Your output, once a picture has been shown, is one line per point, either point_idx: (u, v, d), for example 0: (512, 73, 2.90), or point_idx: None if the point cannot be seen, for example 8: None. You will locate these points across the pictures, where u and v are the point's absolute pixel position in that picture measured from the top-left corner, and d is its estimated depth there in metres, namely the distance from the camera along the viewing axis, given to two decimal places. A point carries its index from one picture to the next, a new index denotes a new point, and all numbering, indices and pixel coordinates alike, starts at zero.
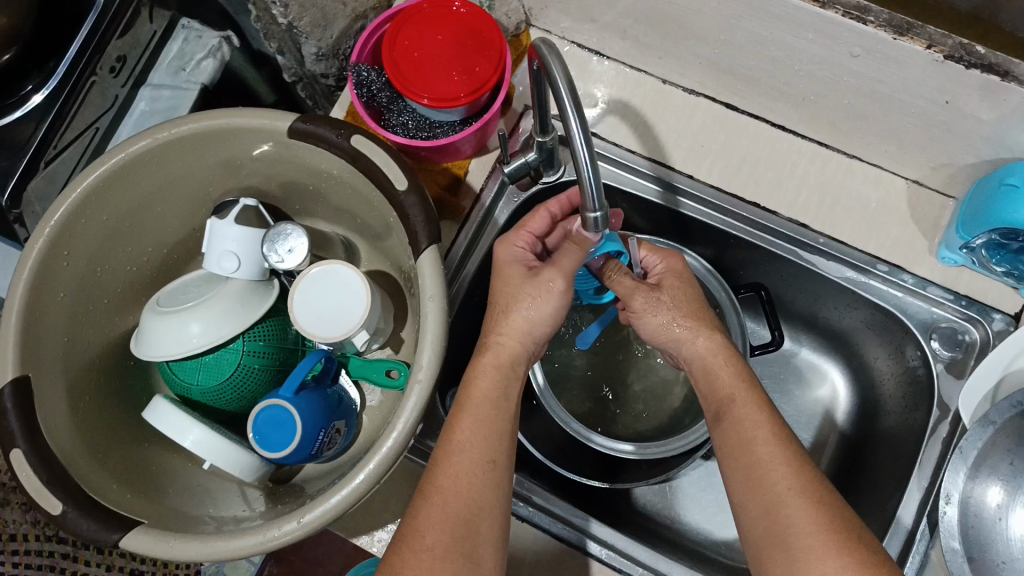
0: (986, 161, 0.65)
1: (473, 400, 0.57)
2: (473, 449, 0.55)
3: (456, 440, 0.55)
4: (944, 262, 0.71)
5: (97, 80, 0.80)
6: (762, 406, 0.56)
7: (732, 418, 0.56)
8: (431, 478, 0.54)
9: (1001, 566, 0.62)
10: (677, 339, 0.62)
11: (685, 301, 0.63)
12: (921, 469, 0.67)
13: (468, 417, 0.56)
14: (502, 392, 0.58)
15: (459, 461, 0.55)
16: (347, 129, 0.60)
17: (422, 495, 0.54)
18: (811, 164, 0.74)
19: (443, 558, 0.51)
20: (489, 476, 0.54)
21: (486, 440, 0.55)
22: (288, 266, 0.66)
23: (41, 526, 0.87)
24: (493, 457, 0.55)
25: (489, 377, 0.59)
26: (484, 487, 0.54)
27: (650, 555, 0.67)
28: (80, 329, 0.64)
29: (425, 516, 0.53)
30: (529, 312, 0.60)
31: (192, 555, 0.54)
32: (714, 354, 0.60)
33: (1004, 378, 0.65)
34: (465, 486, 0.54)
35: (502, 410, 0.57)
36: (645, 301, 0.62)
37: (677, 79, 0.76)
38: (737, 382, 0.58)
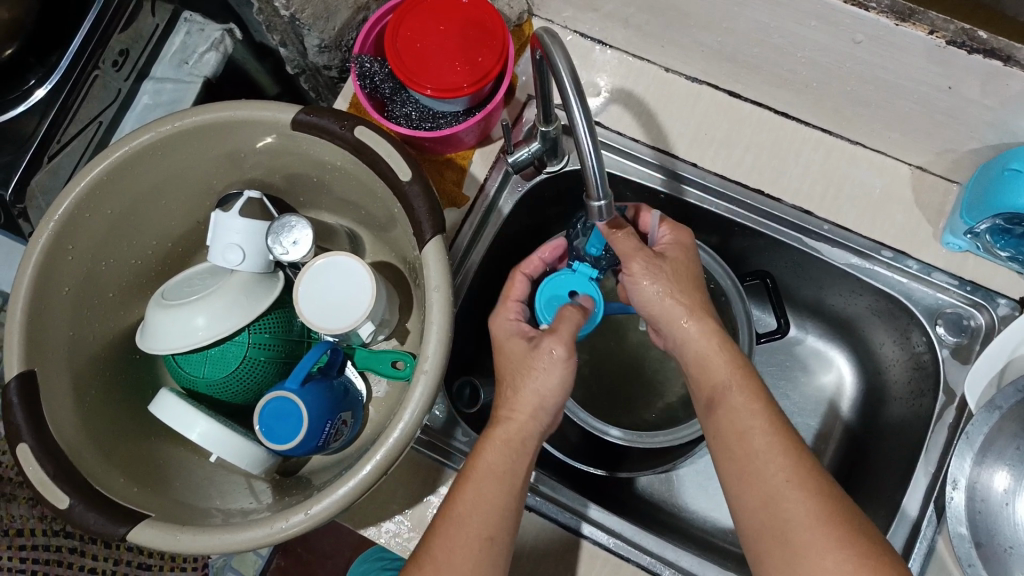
0: (989, 147, 0.64)
1: (478, 474, 0.56)
2: (472, 523, 0.53)
3: (455, 511, 0.54)
4: (948, 248, 0.71)
5: (99, 74, 0.81)
6: (761, 396, 0.55)
7: (728, 406, 0.55)
8: (428, 547, 0.53)
9: (1008, 551, 0.62)
10: (670, 316, 0.61)
11: (683, 273, 0.62)
12: (928, 455, 0.67)
13: (468, 493, 0.55)
14: (511, 469, 0.57)
15: (455, 534, 0.53)
16: (350, 120, 0.60)
17: (416, 562, 0.53)
18: (815, 151, 0.74)
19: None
20: (484, 552, 0.53)
21: (485, 519, 0.54)
22: (293, 258, 0.66)
23: (47, 520, 0.90)
24: (491, 533, 0.54)
25: (495, 452, 0.57)
26: (479, 565, 0.52)
27: (657, 543, 0.67)
28: (85, 324, 0.64)
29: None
30: (536, 387, 0.59)
31: (199, 547, 0.54)
32: (706, 337, 0.59)
33: (1009, 364, 0.65)
34: (458, 565, 0.52)
35: (507, 485, 0.56)
36: (645, 265, 0.61)
37: (680, 68, 0.76)
38: (734, 369, 0.57)
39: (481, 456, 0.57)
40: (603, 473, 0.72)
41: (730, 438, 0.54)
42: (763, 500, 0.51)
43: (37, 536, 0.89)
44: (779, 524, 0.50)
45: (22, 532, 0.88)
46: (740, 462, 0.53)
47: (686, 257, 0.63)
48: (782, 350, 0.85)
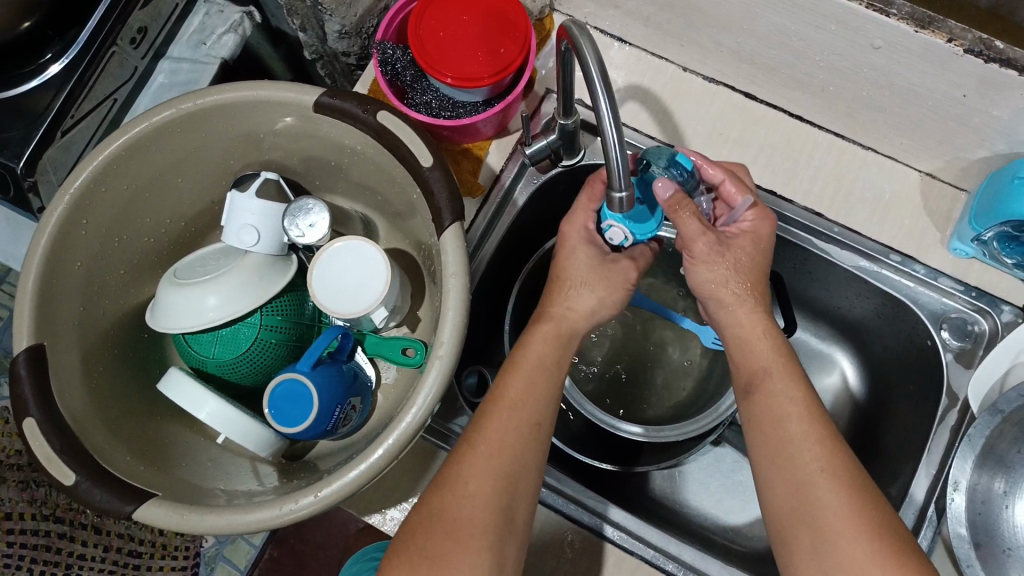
0: (999, 155, 0.66)
1: (525, 364, 0.58)
2: (522, 409, 0.55)
3: (507, 396, 0.56)
4: (955, 254, 0.72)
5: (116, 50, 0.79)
6: (798, 382, 0.55)
7: (766, 391, 0.56)
8: (480, 428, 0.55)
9: (1007, 553, 0.62)
10: (721, 300, 0.60)
11: (750, 266, 0.60)
12: (930, 456, 0.68)
13: (518, 382, 0.57)
14: (555, 363, 0.58)
15: (509, 415, 0.55)
16: (374, 104, 0.60)
17: (469, 441, 0.54)
18: (827, 154, 0.75)
19: (481, 504, 0.52)
20: (533, 438, 0.55)
21: (536, 406, 0.56)
22: (309, 241, 0.65)
23: (38, 505, 0.86)
24: (539, 420, 0.55)
25: (545, 343, 0.59)
26: (529, 447, 0.54)
27: (662, 538, 0.68)
28: (95, 300, 0.64)
29: (471, 462, 0.53)
30: (596, 295, 0.62)
31: (207, 527, 0.54)
32: (752, 324, 0.59)
33: (1012, 370, 0.66)
34: (510, 445, 0.54)
35: (552, 378, 0.58)
36: (708, 249, 0.59)
37: (698, 68, 0.76)
38: (775, 356, 0.57)
39: (530, 346, 0.59)
40: (615, 469, 0.71)
41: (767, 436, 0.54)
42: (783, 488, 0.52)
43: (26, 520, 0.84)
44: (799, 505, 0.51)
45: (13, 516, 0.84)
46: (775, 460, 0.53)
47: (758, 251, 0.61)
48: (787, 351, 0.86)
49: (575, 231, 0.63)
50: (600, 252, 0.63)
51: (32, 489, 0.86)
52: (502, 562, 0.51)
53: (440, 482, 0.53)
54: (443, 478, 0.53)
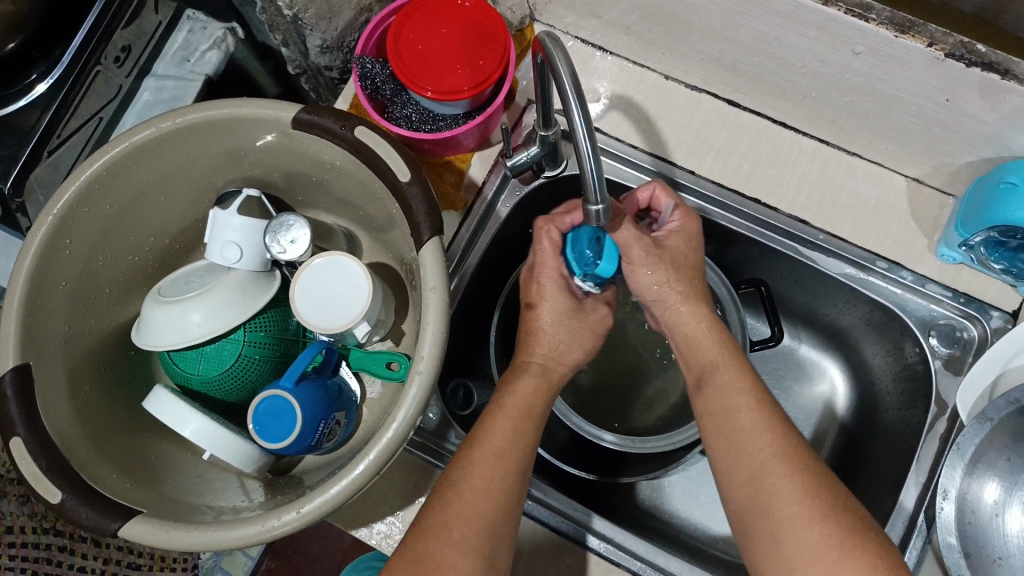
0: (985, 160, 0.65)
1: (508, 411, 0.58)
2: (506, 456, 0.55)
3: (492, 444, 0.56)
4: (943, 260, 0.71)
5: (102, 69, 0.81)
6: (745, 372, 0.58)
7: (715, 383, 0.58)
8: (466, 475, 0.54)
9: (997, 562, 0.62)
10: (664, 300, 0.63)
11: (685, 262, 0.63)
12: (919, 465, 0.67)
13: (503, 429, 0.57)
14: (538, 411, 0.59)
15: (495, 463, 0.55)
16: (352, 120, 0.60)
17: (454, 488, 0.54)
18: (812, 161, 0.75)
19: (464, 550, 0.51)
20: (517, 486, 0.55)
21: (520, 455, 0.56)
22: (290, 257, 0.65)
23: (38, 519, 0.86)
24: (522, 469, 0.56)
25: (530, 391, 0.60)
26: (510, 495, 0.54)
27: (648, 549, 0.67)
28: (81, 318, 0.64)
29: (456, 509, 0.53)
30: (581, 347, 0.64)
31: (192, 545, 0.54)
32: (697, 321, 0.62)
33: (1003, 375, 0.66)
34: (493, 491, 0.54)
35: (535, 426, 0.58)
36: (644, 254, 0.62)
37: (680, 76, 0.76)
38: (720, 350, 0.60)
39: (514, 395, 0.59)
40: (595, 478, 0.71)
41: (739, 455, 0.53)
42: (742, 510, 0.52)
43: (26, 534, 0.84)
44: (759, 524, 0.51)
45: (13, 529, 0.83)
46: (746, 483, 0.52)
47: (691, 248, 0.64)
48: (774, 359, 0.86)
49: (551, 276, 0.64)
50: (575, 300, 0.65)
51: (30, 501, 0.85)
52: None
53: (424, 528, 0.52)
54: (426, 523, 0.53)
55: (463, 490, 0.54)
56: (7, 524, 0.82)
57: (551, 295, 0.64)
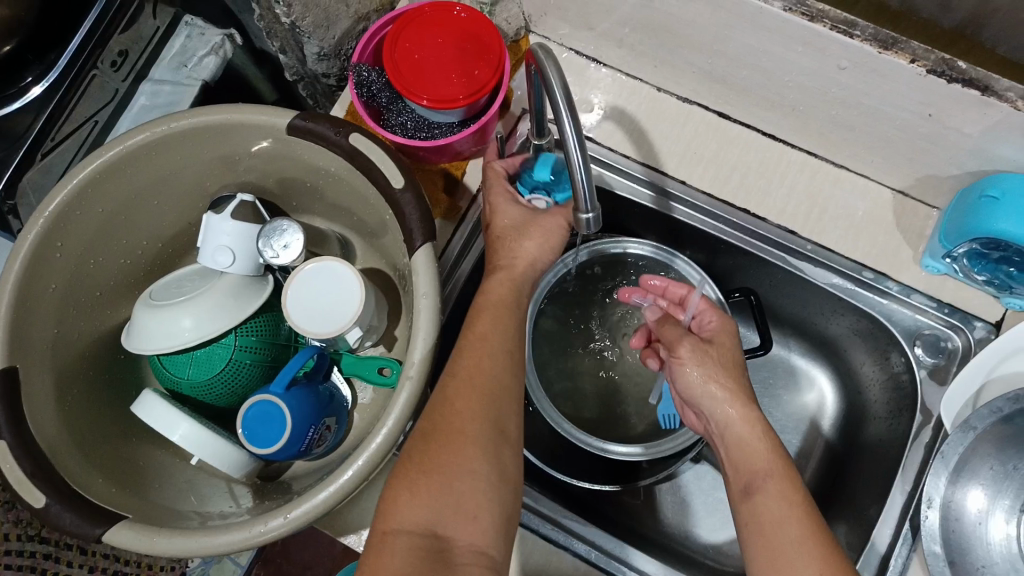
0: (968, 173, 0.66)
1: (488, 301, 0.62)
2: (490, 337, 0.58)
3: (477, 332, 0.59)
4: (928, 271, 0.72)
5: (97, 73, 0.81)
6: (796, 487, 0.55)
7: (765, 494, 0.55)
8: (458, 361, 0.57)
9: (980, 569, 0.63)
10: (715, 399, 0.61)
11: (733, 361, 0.64)
12: (904, 474, 0.68)
13: (485, 317, 0.60)
14: (514, 301, 0.63)
15: (484, 345, 0.58)
16: (346, 126, 0.60)
17: (447, 374, 0.56)
18: (801, 174, 0.76)
19: (471, 417, 0.53)
20: (510, 366, 0.58)
21: (505, 336, 0.59)
22: (283, 261, 0.66)
23: (22, 525, 0.83)
24: (509, 347, 0.59)
25: (502, 287, 0.63)
26: (506, 374, 0.57)
27: (635, 556, 0.68)
28: (70, 322, 0.64)
29: (454, 387, 0.55)
30: (536, 243, 0.66)
31: (177, 551, 0.54)
32: (749, 426, 0.59)
33: (985, 385, 0.67)
34: (485, 367, 0.56)
35: (514, 313, 0.61)
36: (691, 349, 0.64)
37: (671, 88, 0.77)
38: (772, 458, 0.56)
39: (490, 292, 0.62)
40: (614, 490, 0.74)
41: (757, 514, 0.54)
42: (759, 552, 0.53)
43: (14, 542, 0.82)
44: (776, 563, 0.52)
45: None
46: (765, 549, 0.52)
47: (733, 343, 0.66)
48: (765, 369, 0.87)
49: (500, 191, 0.67)
50: (533, 209, 0.67)
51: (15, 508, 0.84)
52: (500, 468, 0.52)
53: (430, 409, 0.55)
54: (430, 407, 0.55)
55: (458, 373, 0.56)
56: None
57: (503, 206, 0.67)
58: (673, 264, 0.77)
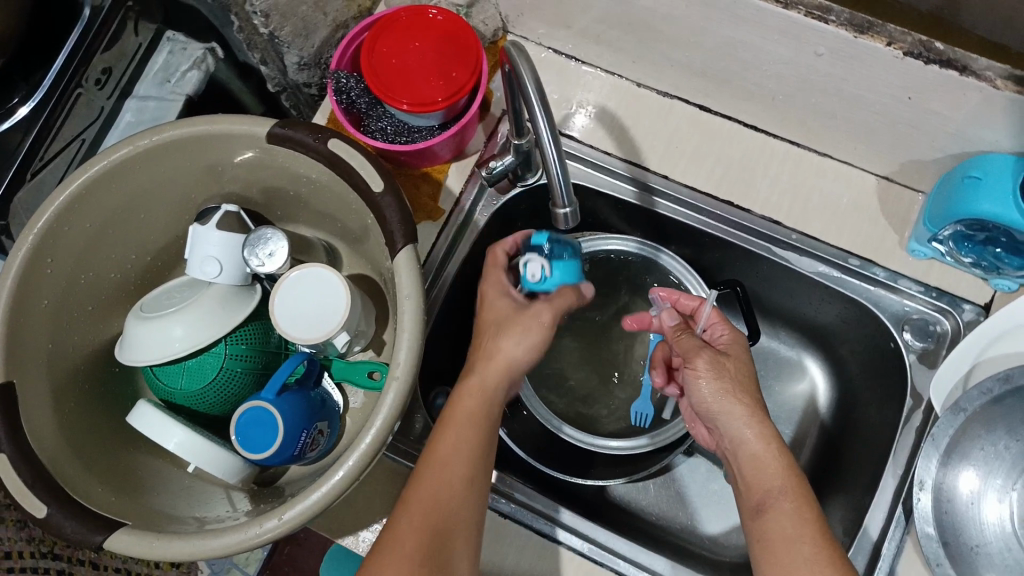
0: (950, 156, 0.66)
1: (456, 414, 0.60)
2: (454, 462, 0.57)
3: (438, 452, 0.58)
4: (915, 256, 0.72)
5: (83, 92, 0.82)
6: (811, 505, 0.56)
7: (778, 511, 0.56)
8: (413, 488, 0.56)
9: (974, 549, 0.64)
10: (730, 413, 0.62)
11: (741, 378, 0.63)
12: (896, 458, 0.69)
13: (450, 435, 0.59)
14: (486, 412, 0.61)
15: (444, 470, 0.57)
16: (325, 132, 0.61)
17: (401, 504, 0.56)
18: (784, 164, 0.76)
19: (415, 557, 0.53)
20: (467, 492, 0.57)
21: (469, 460, 0.58)
22: (269, 270, 0.66)
23: (35, 544, 0.93)
24: (472, 474, 0.57)
25: (473, 396, 0.61)
26: (462, 503, 0.56)
27: (630, 548, 0.69)
28: (64, 335, 0.65)
29: (404, 521, 0.55)
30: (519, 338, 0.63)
31: (175, 556, 0.55)
32: (764, 443, 0.60)
33: (977, 365, 0.67)
34: (441, 500, 0.56)
35: (482, 427, 0.60)
36: (709, 362, 0.64)
37: (652, 83, 0.77)
38: (786, 473, 0.58)
39: (462, 402, 0.61)
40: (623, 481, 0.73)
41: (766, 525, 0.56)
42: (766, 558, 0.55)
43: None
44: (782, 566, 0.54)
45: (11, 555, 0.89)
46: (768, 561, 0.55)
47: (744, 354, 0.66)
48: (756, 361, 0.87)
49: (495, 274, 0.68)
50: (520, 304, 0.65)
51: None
52: None
53: (378, 543, 0.54)
54: (382, 539, 0.55)
55: (411, 505, 0.55)
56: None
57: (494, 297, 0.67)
58: (659, 259, 0.77)
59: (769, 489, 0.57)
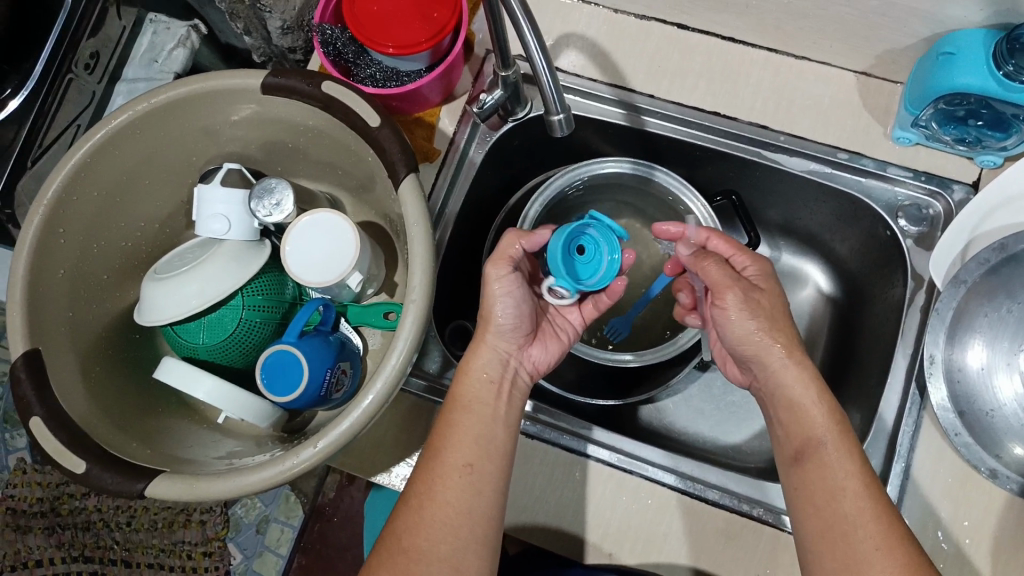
0: (923, 39, 0.67)
1: (449, 407, 0.62)
2: (451, 451, 0.59)
3: (433, 445, 0.60)
4: (899, 143, 0.74)
5: (73, 77, 0.87)
6: (852, 456, 0.56)
7: (817, 462, 0.56)
8: (410, 486, 0.58)
9: (989, 414, 0.66)
10: (766, 355, 0.61)
11: (775, 310, 0.63)
12: (904, 338, 0.71)
13: (443, 427, 0.61)
14: (478, 397, 0.62)
15: (438, 463, 0.58)
16: (317, 77, 0.62)
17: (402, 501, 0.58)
18: (764, 71, 0.77)
19: (414, 549, 0.54)
20: (463, 479, 0.57)
21: (461, 448, 0.59)
22: (277, 219, 0.68)
23: (65, 549, 1.11)
24: (471, 461, 0.58)
25: (463, 385, 0.63)
26: (462, 491, 0.57)
27: (656, 454, 0.71)
28: (83, 304, 0.66)
29: (403, 519, 0.56)
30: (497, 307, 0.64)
31: (216, 495, 0.55)
32: (803, 385, 0.59)
33: (972, 241, 0.69)
34: (438, 492, 0.57)
35: (475, 413, 0.61)
36: (743, 299, 0.62)
37: (628, 7, 0.79)
38: (830, 426, 0.57)
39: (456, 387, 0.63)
40: (614, 404, 0.76)
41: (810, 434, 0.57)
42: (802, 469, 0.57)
43: (55, 564, 1.10)
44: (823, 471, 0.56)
45: (39, 563, 1.09)
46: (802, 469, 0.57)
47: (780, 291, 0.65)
48: None
49: None
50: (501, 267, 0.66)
51: (57, 532, 1.11)
52: None
53: (382, 540, 0.56)
54: (386, 536, 0.56)
55: (411, 499, 0.58)
56: (37, 559, 1.09)
57: None
58: (654, 178, 0.78)
59: (809, 436, 0.57)
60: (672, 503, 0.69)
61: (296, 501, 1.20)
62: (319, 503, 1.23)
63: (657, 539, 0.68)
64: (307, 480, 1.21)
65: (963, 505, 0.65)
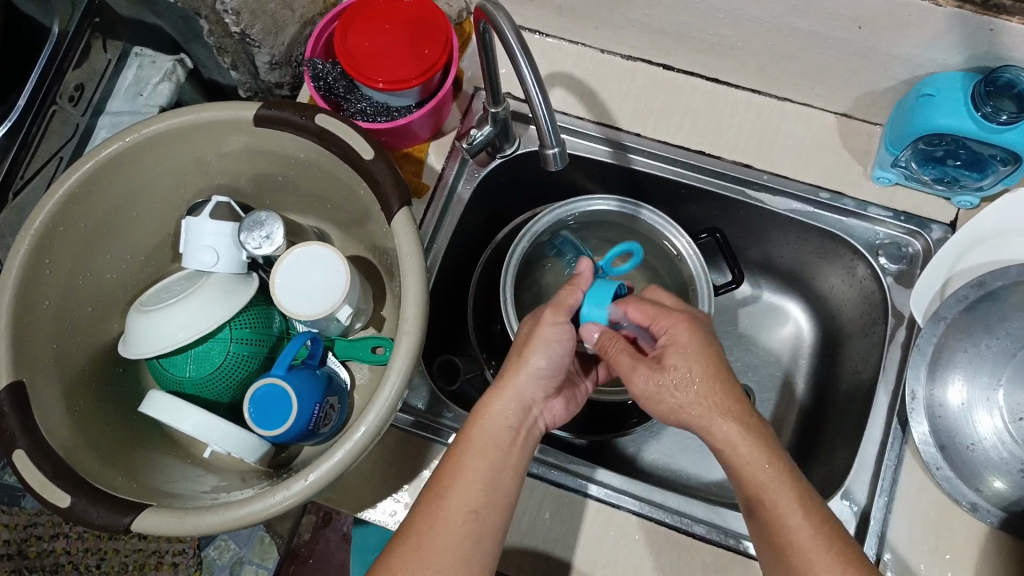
0: (902, 82, 0.69)
1: (468, 444, 0.59)
2: (457, 495, 0.57)
3: (443, 484, 0.57)
4: (879, 182, 0.76)
5: (58, 109, 0.87)
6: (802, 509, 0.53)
7: (769, 511, 0.54)
8: (409, 522, 0.56)
9: (970, 447, 0.67)
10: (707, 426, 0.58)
11: (693, 377, 0.57)
12: (886, 374, 0.72)
13: (456, 465, 0.58)
14: (501, 439, 0.60)
15: (442, 503, 0.56)
16: (312, 109, 0.63)
17: (395, 542, 0.55)
18: (747, 111, 0.80)
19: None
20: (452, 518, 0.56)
21: (474, 489, 0.57)
22: (266, 251, 0.68)
23: None
24: (476, 507, 0.56)
25: (490, 430, 0.60)
26: (462, 534, 0.55)
27: (645, 489, 0.71)
28: (67, 336, 0.65)
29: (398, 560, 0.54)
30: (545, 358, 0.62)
31: (204, 529, 0.54)
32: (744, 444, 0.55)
33: (950, 277, 0.71)
34: (443, 535, 0.55)
35: (496, 457, 0.59)
36: (649, 383, 0.59)
37: (614, 48, 0.81)
38: (775, 477, 0.54)
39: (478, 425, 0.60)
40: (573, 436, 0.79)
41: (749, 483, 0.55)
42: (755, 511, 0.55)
43: None
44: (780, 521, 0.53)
45: None
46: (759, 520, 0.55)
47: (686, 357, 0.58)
48: (740, 307, 0.91)
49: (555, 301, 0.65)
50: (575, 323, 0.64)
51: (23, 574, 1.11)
52: None
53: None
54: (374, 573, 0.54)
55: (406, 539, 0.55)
56: None
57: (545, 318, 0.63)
58: (640, 216, 0.79)
59: (754, 491, 0.55)
60: (659, 539, 0.68)
61: (271, 542, 1.15)
62: (294, 545, 1.16)
63: (645, 574, 0.67)
64: (281, 521, 1.15)
65: (946, 539, 0.66)
